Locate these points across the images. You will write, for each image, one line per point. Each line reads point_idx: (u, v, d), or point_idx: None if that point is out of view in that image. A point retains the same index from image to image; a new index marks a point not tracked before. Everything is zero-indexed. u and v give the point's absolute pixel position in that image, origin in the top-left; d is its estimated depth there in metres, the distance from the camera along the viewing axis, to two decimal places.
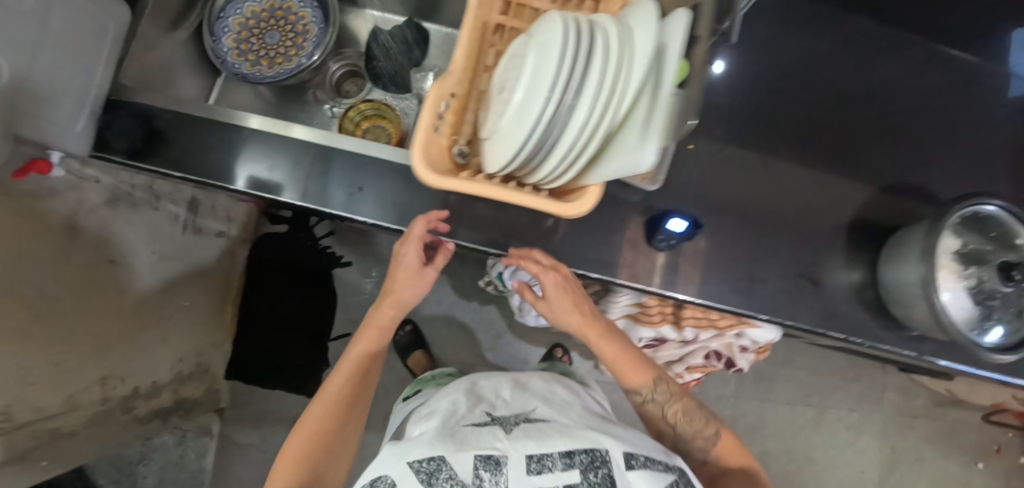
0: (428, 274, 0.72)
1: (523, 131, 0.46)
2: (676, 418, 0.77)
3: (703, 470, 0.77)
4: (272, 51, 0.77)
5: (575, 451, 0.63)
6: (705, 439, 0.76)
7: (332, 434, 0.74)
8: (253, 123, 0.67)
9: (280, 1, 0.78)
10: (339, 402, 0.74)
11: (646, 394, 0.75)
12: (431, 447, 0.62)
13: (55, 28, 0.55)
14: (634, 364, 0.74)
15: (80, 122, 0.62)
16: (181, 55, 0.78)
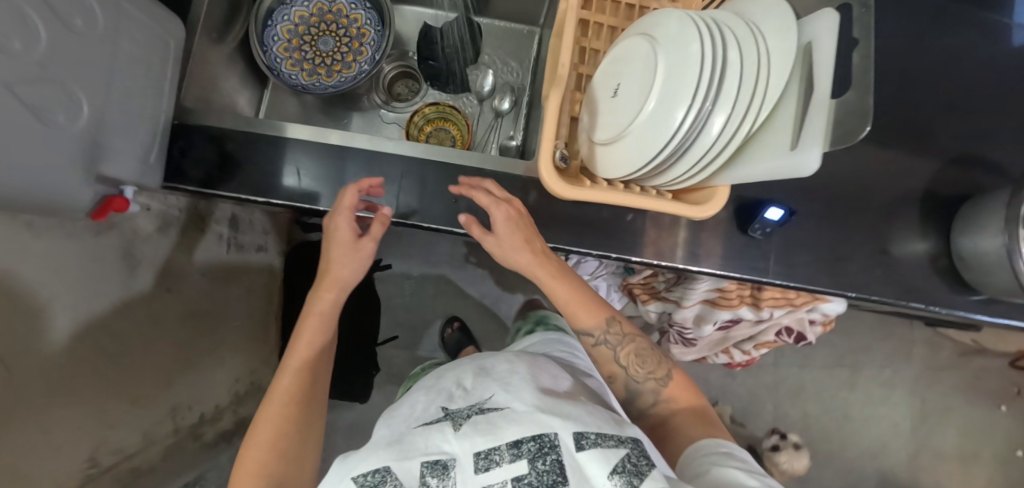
0: (365, 247, 0.65)
1: (659, 137, 0.46)
2: (626, 359, 0.68)
3: (656, 415, 0.67)
4: (328, 58, 0.74)
5: (522, 438, 0.46)
6: (656, 382, 0.68)
7: (286, 442, 0.59)
8: (292, 130, 0.65)
9: (330, 4, 0.74)
10: (285, 403, 0.61)
11: (599, 334, 0.68)
12: (375, 458, 0.47)
13: (124, 53, 0.52)
14: (586, 302, 0.68)
15: (152, 152, 0.59)
16: (231, 69, 0.74)
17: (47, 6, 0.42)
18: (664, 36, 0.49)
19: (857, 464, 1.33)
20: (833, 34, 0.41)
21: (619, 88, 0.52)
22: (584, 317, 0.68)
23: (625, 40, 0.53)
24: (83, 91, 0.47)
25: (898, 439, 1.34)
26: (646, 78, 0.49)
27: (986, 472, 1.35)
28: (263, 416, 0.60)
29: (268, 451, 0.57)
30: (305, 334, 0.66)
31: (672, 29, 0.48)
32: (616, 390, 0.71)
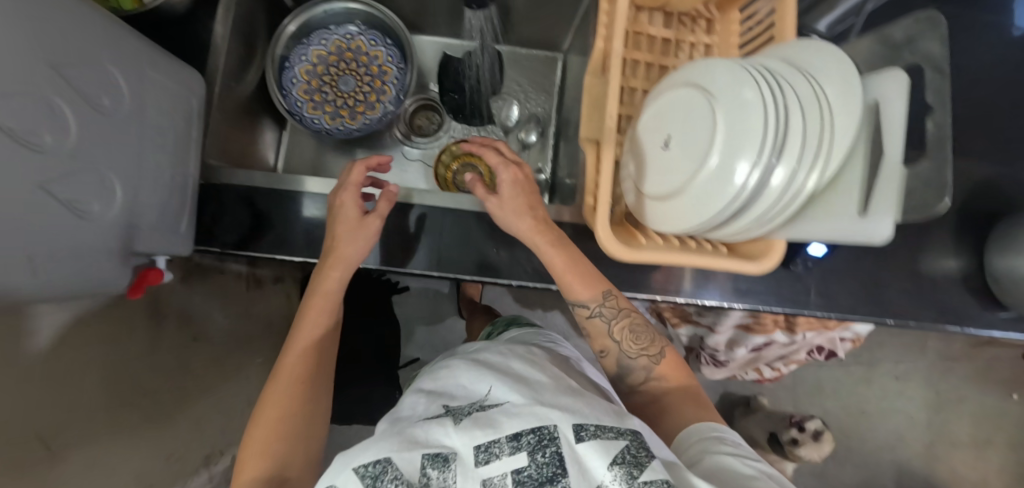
0: (371, 223, 0.57)
1: (723, 196, 0.44)
2: (620, 335, 0.60)
3: (646, 394, 0.60)
4: (351, 99, 0.71)
5: (522, 430, 0.40)
6: (651, 360, 0.61)
7: (292, 432, 0.51)
8: (313, 186, 0.61)
9: (349, 42, 0.72)
10: (291, 392, 0.54)
11: (596, 306, 0.59)
12: (374, 447, 0.39)
13: (153, 123, 0.49)
14: (587, 272, 0.59)
15: (184, 220, 0.56)
16: (251, 114, 0.72)
17: (75, 89, 0.40)
18: (718, 87, 0.47)
19: (874, 458, 1.36)
20: (902, 94, 0.40)
21: (669, 141, 0.51)
22: (578, 287, 0.59)
23: (671, 89, 0.52)
24: (115, 171, 0.44)
25: (912, 432, 1.37)
26: (699, 132, 0.48)
27: (997, 457, 1.39)
28: (265, 406, 0.53)
29: (271, 441, 0.50)
30: (311, 319, 0.59)
31: (726, 80, 0.47)
32: (607, 365, 0.64)
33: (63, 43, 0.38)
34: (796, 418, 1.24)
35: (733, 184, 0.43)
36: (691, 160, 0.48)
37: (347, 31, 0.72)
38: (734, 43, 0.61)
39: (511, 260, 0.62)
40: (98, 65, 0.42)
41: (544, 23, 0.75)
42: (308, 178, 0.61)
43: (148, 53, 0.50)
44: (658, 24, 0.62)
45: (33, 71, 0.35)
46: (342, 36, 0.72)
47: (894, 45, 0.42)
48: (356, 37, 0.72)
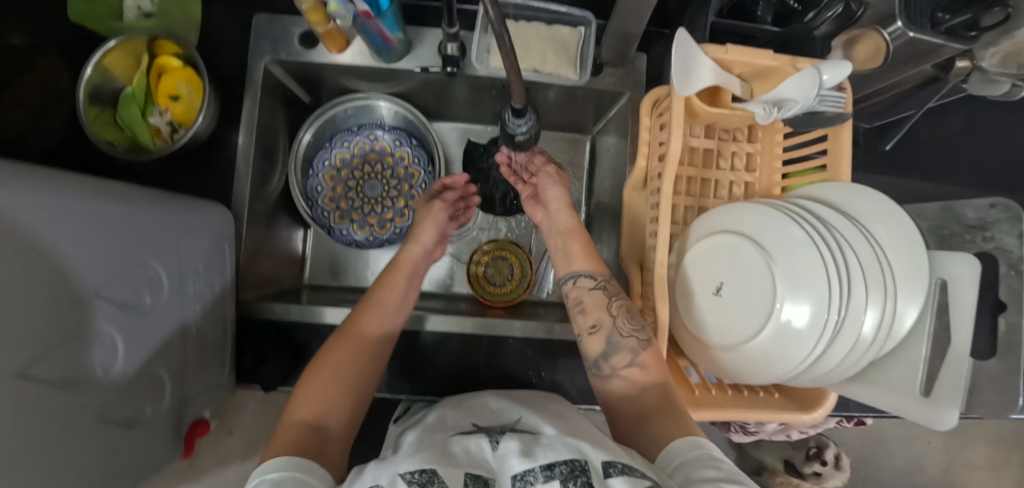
0: (438, 207, 0.63)
1: (795, 356, 0.44)
2: (616, 306, 0.51)
3: (626, 382, 0.47)
4: (378, 204, 0.70)
5: (553, 459, 0.31)
6: (642, 344, 0.47)
7: (347, 382, 0.45)
8: (337, 316, 0.59)
9: (375, 147, 0.71)
10: (354, 345, 0.48)
11: (601, 280, 0.54)
12: (420, 456, 0.32)
13: (191, 292, 0.47)
14: (592, 247, 0.58)
15: (224, 369, 0.55)
16: (278, 222, 0.69)
17: (115, 306, 0.38)
18: (772, 241, 0.47)
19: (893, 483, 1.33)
20: (971, 281, 0.40)
21: (722, 288, 0.50)
22: (584, 260, 0.57)
23: (721, 231, 0.51)
24: (160, 363, 0.43)
25: (932, 457, 1.35)
26: (754, 287, 0.48)
27: (1014, 477, 1.37)
28: (325, 352, 0.48)
29: (322, 386, 0.44)
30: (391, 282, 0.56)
31: (780, 237, 0.47)
32: (589, 345, 0.51)
33: (104, 266, 0.37)
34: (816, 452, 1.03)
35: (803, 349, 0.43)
36: (749, 313, 0.48)
37: (372, 133, 0.71)
38: (779, 154, 0.59)
39: (556, 382, 0.61)
40: (138, 265, 0.41)
41: (576, 112, 0.73)
42: (333, 309, 0.59)
43: (182, 217, 0.48)
44: (700, 134, 0.59)
45: (79, 319, 0.34)
46: (365, 138, 0.71)
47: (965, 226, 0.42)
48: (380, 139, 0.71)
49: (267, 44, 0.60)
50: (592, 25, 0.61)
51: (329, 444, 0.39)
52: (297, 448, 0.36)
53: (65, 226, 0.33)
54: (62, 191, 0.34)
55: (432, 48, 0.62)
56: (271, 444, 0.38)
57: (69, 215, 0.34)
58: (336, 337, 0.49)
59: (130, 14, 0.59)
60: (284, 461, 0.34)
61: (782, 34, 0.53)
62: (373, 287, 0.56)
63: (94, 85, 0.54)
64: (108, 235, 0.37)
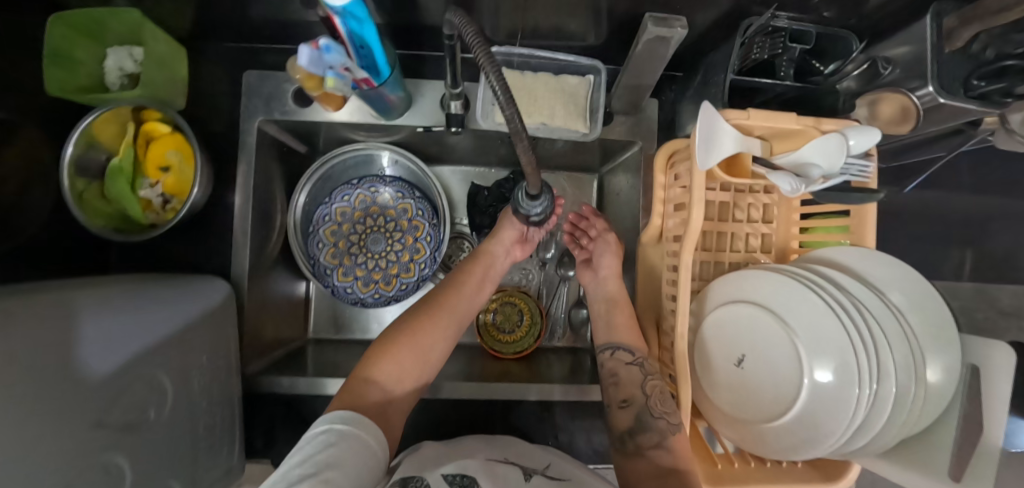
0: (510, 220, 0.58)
1: (830, 433, 0.44)
2: (650, 388, 0.52)
3: (650, 462, 0.47)
4: (381, 259, 0.67)
5: None
6: (670, 426, 0.48)
7: (419, 351, 0.49)
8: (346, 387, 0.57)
9: (376, 199, 0.68)
10: (436, 322, 0.52)
11: (640, 355, 0.56)
12: (461, 462, 0.42)
13: (195, 384, 0.46)
14: (636, 322, 0.60)
15: (235, 449, 0.53)
16: (281, 279, 0.67)
17: (121, 428, 0.36)
18: (793, 314, 0.47)
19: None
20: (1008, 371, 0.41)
21: (745, 360, 0.49)
22: (627, 332, 0.59)
23: (740, 301, 0.50)
24: (170, 470, 0.41)
25: None
26: (779, 357, 0.48)
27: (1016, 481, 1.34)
28: (408, 321, 0.51)
29: (400, 354, 0.48)
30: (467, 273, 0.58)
31: (802, 309, 0.47)
32: (619, 421, 0.53)
33: (106, 393, 0.35)
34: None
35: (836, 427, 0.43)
36: (775, 387, 0.47)
37: (373, 186, 0.68)
38: (796, 207, 0.58)
39: (573, 442, 0.61)
40: (142, 379, 0.39)
41: (583, 154, 0.70)
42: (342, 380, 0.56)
43: (181, 309, 0.46)
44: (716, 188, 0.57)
45: (85, 461, 0.32)
46: (367, 191, 0.68)
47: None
48: (382, 192, 0.68)
49: (260, 102, 0.57)
50: (600, 74, 0.58)
51: (392, 410, 0.44)
52: (360, 408, 0.41)
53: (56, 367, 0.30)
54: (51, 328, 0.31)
55: (433, 102, 0.59)
56: (341, 392, 0.43)
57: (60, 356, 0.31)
58: (421, 307, 0.53)
59: (112, 77, 0.55)
60: (348, 417, 0.39)
61: (802, 89, 0.51)
62: (454, 270, 0.59)
63: (77, 162, 0.51)
64: (110, 357, 0.35)
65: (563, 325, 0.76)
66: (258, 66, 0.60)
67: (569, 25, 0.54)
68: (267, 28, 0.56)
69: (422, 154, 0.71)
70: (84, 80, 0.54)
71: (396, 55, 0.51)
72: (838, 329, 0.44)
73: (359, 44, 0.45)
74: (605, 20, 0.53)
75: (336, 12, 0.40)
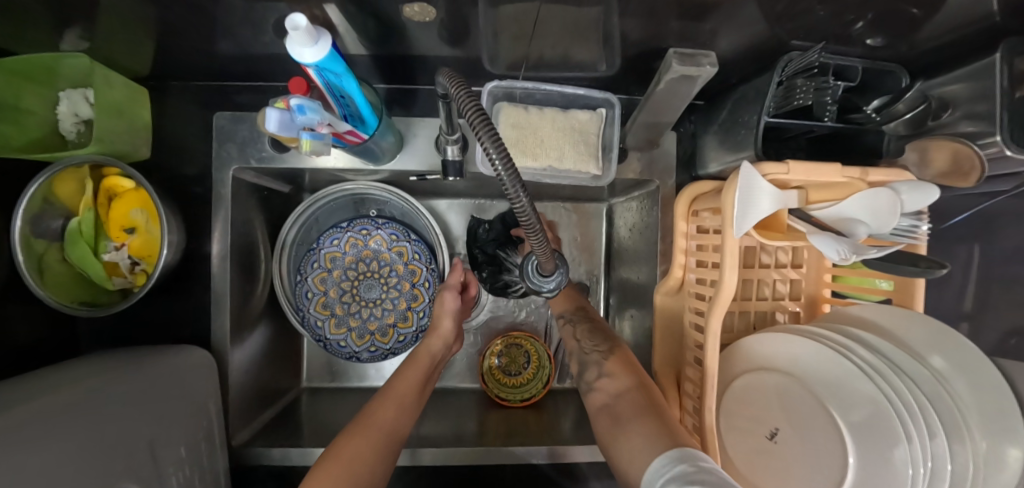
0: (449, 293, 0.55)
1: None
2: (580, 333, 0.55)
3: (599, 392, 0.47)
4: (377, 309, 0.62)
5: None
6: (604, 353, 0.50)
7: (357, 481, 0.37)
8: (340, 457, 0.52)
9: (367, 241, 0.62)
10: (373, 441, 0.40)
11: (568, 315, 0.59)
12: None
13: (175, 479, 0.41)
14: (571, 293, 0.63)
15: None
16: (270, 331, 0.62)
17: None
18: (824, 381, 0.44)
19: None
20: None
21: (779, 434, 0.45)
22: (558, 300, 0.62)
23: (767, 367, 0.47)
24: None
25: None
26: (824, 430, 0.43)
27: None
28: (337, 445, 0.40)
29: (336, 471, 0.37)
30: (407, 373, 0.49)
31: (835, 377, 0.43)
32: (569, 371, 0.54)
33: None
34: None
35: None
36: (816, 468, 0.43)
37: (364, 228, 0.61)
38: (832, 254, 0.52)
39: None
40: None
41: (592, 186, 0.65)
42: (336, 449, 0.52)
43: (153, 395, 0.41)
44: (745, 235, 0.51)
45: None
46: (358, 234, 0.61)
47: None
48: (374, 235, 0.62)
49: (233, 148, 0.51)
50: (613, 108, 0.52)
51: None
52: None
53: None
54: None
55: (428, 142, 0.53)
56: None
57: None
58: (353, 426, 0.42)
59: (66, 123, 0.49)
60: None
61: (843, 129, 0.45)
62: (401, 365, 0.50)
63: (31, 232, 0.45)
64: (69, 485, 0.31)
65: (574, 364, 0.72)
66: (230, 105, 0.54)
67: (578, 57, 0.48)
68: (236, 64, 0.50)
69: (416, 189, 0.65)
70: (36, 132, 0.48)
71: (380, 100, 0.45)
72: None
73: (338, 94, 0.39)
74: (618, 53, 0.47)
75: (308, 66, 0.35)
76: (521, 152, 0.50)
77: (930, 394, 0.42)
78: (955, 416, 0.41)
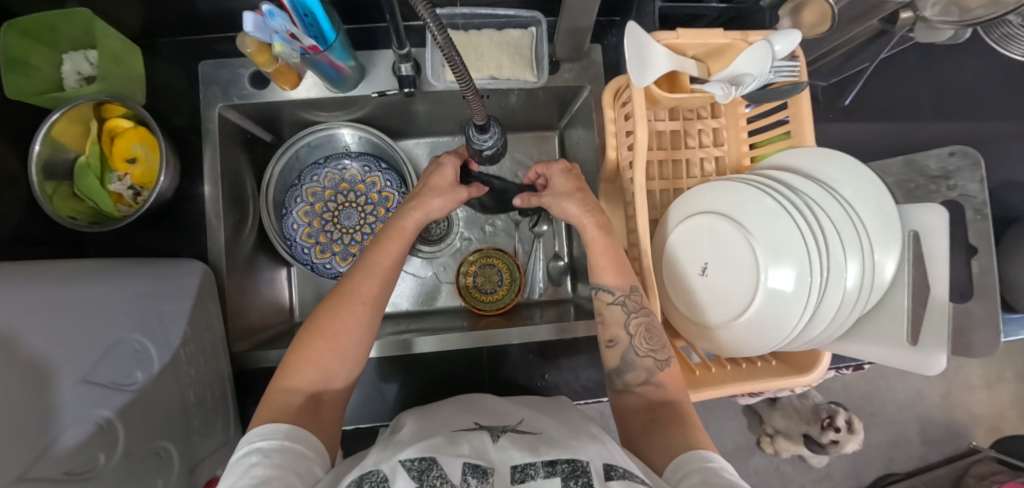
0: (461, 195, 0.54)
1: (788, 326, 0.45)
2: (635, 326, 0.49)
3: (640, 398, 0.47)
4: (355, 234, 0.71)
5: (556, 457, 0.32)
6: (658, 364, 0.48)
7: (344, 350, 0.44)
8: None
9: (342, 176, 0.72)
10: (355, 316, 0.45)
11: (621, 293, 0.50)
12: (419, 446, 0.33)
13: (181, 358, 0.47)
14: (619, 255, 0.51)
15: (230, 424, 0.55)
16: (263, 266, 0.68)
17: (110, 387, 0.38)
18: (745, 219, 0.48)
19: (899, 416, 1.22)
20: (944, 227, 0.44)
21: (708, 268, 0.50)
22: (606, 269, 0.51)
23: (702, 214, 0.50)
24: (160, 433, 0.42)
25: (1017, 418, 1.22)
26: (740, 260, 0.49)
27: (1014, 389, 1.25)
28: (324, 316, 0.45)
29: (319, 355, 0.43)
30: (387, 247, 0.50)
31: (758, 215, 0.47)
32: (607, 358, 0.51)
33: (83, 352, 0.37)
34: (827, 422, 1.05)
35: (790, 323, 0.45)
36: (738, 290, 0.48)
37: (339, 163, 0.72)
38: (744, 126, 0.59)
39: (559, 382, 0.63)
40: (119, 344, 0.40)
41: (542, 109, 0.72)
42: None
43: (158, 285, 0.48)
44: (664, 118, 0.59)
45: (68, 409, 0.34)
46: (334, 169, 0.72)
47: (931, 176, 0.50)
48: (349, 168, 0.72)
49: (217, 90, 0.59)
50: (542, 24, 0.60)
51: (324, 413, 0.41)
52: (292, 418, 0.38)
53: (21, 324, 0.32)
54: (16, 292, 0.33)
55: (385, 70, 0.61)
56: (262, 408, 0.39)
57: (27, 317, 0.33)
58: (336, 299, 0.46)
59: (70, 80, 0.57)
60: (271, 428, 0.36)
61: (730, 9, 0.54)
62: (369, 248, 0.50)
63: (46, 161, 0.52)
64: (80, 324, 0.37)
65: (544, 281, 0.78)
66: (211, 56, 0.62)
67: None
68: (215, 16, 0.58)
69: (385, 129, 0.73)
70: (44, 86, 0.55)
71: (341, 21, 0.52)
72: (791, 227, 0.45)
73: (302, 12, 0.46)
74: None
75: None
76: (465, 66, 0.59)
77: (833, 217, 0.46)
78: (849, 231, 0.46)
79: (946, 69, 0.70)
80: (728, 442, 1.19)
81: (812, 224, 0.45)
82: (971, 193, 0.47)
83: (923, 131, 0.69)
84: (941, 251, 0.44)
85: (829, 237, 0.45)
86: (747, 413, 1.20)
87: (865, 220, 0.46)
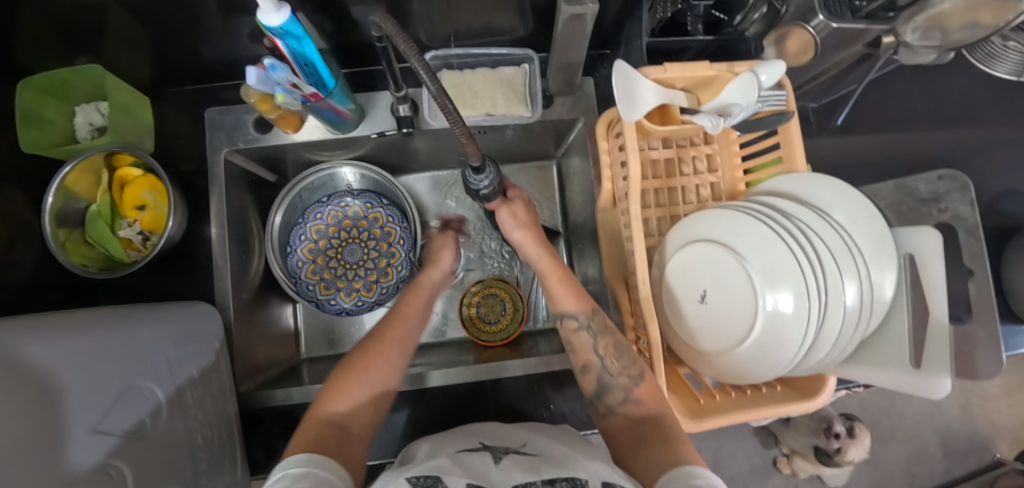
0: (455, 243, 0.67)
1: (792, 349, 0.45)
2: (603, 346, 0.52)
3: (623, 417, 0.47)
4: (360, 271, 0.73)
5: (555, 476, 0.33)
6: (633, 380, 0.49)
7: (376, 383, 0.47)
8: None
9: (343, 213, 0.73)
10: (385, 350, 0.50)
11: (584, 318, 0.54)
12: (427, 466, 0.34)
13: (188, 402, 0.48)
14: (575, 285, 0.57)
15: (237, 466, 0.54)
16: (269, 302, 0.69)
17: (122, 436, 0.38)
18: (745, 244, 0.48)
19: (918, 429, 1.19)
20: (937, 251, 0.44)
21: (707, 295, 0.50)
22: (568, 298, 0.56)
23: (697, 241, 0.51)
24: (171, 477, 0.43)
25: None
26: (738, 287, 0.49)
27: None
28: (355, 357, 0.49)
29: (351, 388, 0.45)
30: (412, 298, 0.58)
31: (751, 241, 0.48)
32: (585, 385, 0.53)
33: (95, 403, 0.37)
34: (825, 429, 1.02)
35: (792, 349, 0.44)
36: (739, 315, 0.48)
37: (342, 201, 0.73)
38: (737, 151, 0.60)
39: (566, 412, 0.62)
40: (132, 391, 0.41)
41: (538, 141, 0.74)
42: None
43: (167, 328, 0.49)
44: (657, 146, 0.60)
45: (81, 461, 0.34)
46: (337, 206, 0.73)
47: (922, 199, 0.55)
48: (351, 205, 0.73)
49: (223, 136, 0.62)
50: (534, 61, 0.62)
51: (349, 442, 0.41)
52: (324, 447, 0.38)
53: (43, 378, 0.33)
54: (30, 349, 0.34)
55: (385, 110, 0.63)
56: (293, 440, 0.40)
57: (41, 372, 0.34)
58: (370, 339, 0.51)
59: (82, 132, 0.59)
60: (304, 458, 0.36)
61: (714, 42, 0.56)
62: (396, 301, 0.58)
63: (59, 210, 0.54)
64: (93, 374, 0.38)
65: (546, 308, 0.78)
66: (216, 103, 0.65)
67: (496, 21, 0.58)
68: (219, 66, 0.61)
69: (386, 165, 0.75)
70: (58, 139, 0.58)
71: (340, 68, 0.54)
72: (787, 255, 0.45)
73: (302, 63, 0.48)
74: (528, 16, 0.58)
75: (274, 36, 0.43)
76: (462, 104, 0.61)
77: (827, 239, 0.46)
78: (849, 252, 0.46)
79: (933, 85, 0.71)
80: (744, 462, 1.17)
81: (814, 249, 0.46)
82: (963, 214, 0.52)
83: (914, 147, 0.70)
84: (937, 275, 0.44)
85: (825, 259, 0.45)
86: (762, 431, 1.18)
87: (862, 241, 0.47)
